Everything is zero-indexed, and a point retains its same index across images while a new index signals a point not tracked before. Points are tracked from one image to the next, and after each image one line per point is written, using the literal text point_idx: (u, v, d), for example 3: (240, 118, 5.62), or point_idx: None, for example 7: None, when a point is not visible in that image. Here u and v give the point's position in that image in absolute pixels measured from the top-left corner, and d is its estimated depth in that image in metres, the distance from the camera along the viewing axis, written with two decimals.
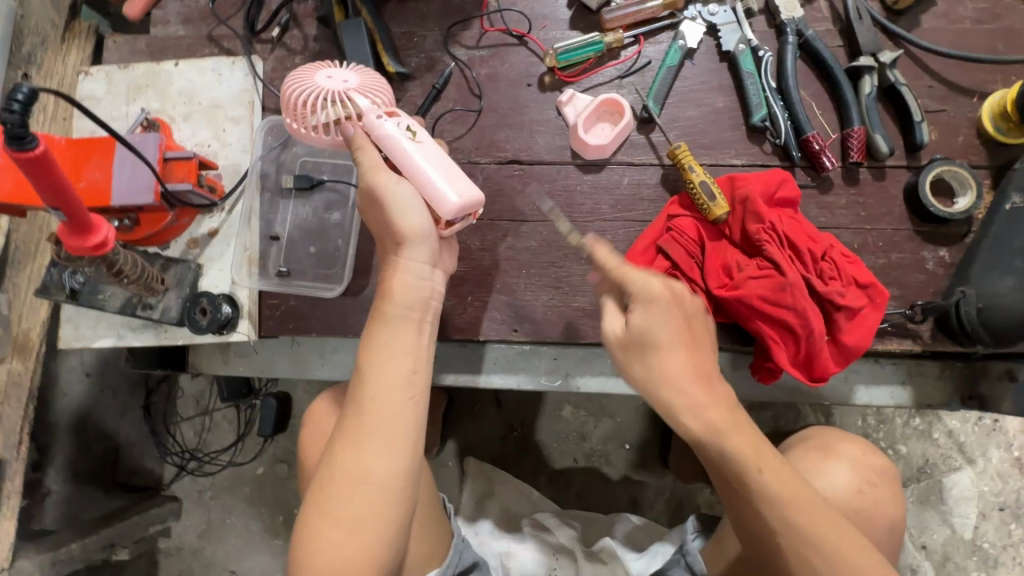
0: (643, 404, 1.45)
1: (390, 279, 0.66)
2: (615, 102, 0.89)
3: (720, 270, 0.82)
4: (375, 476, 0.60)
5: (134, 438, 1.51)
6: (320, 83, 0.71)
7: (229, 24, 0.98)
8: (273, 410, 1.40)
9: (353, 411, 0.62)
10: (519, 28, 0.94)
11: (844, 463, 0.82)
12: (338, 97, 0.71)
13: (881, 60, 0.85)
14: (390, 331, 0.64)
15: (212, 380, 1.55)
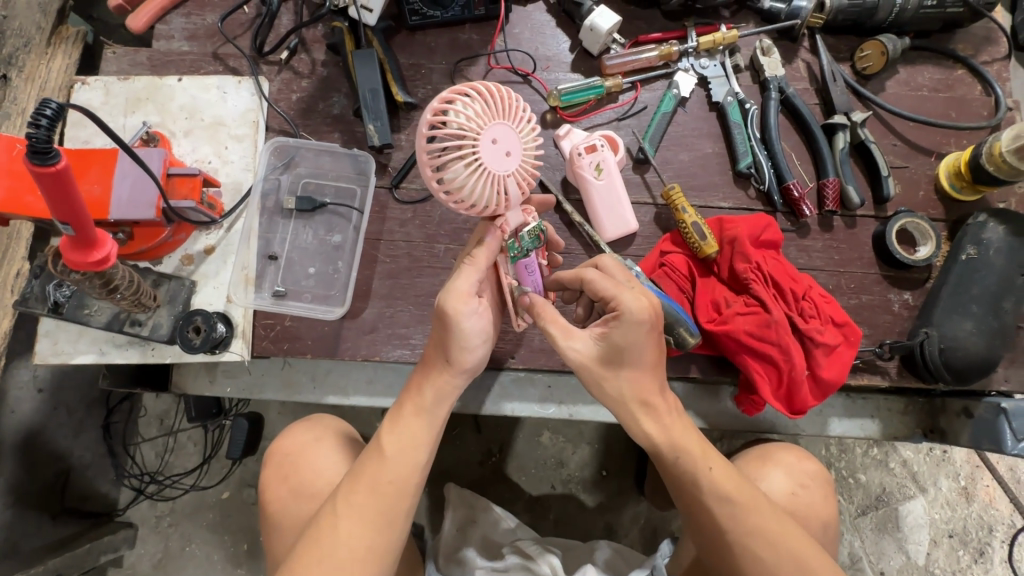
0: (620, 431, 1.48)
1: (427, 379, 0.72)
2: (614, 142, 0.92)
3: (709, 305, 0.87)
4: (383, 541, 0.66)
5: (90, 460, 1.39)
6: (486, 152, 0.62)
7: (235, 44, 0.99)
8: (244, 431, 1.26)
9: (376, 477, 0.67)
10: (524, 67, 0.99)
11: (779, 469, 0.87)
12: (497, 177, 0.63)
13: (854, 119, 0.94)
14: (419, 414, 0.71)
15: (179, 398, 1.49)
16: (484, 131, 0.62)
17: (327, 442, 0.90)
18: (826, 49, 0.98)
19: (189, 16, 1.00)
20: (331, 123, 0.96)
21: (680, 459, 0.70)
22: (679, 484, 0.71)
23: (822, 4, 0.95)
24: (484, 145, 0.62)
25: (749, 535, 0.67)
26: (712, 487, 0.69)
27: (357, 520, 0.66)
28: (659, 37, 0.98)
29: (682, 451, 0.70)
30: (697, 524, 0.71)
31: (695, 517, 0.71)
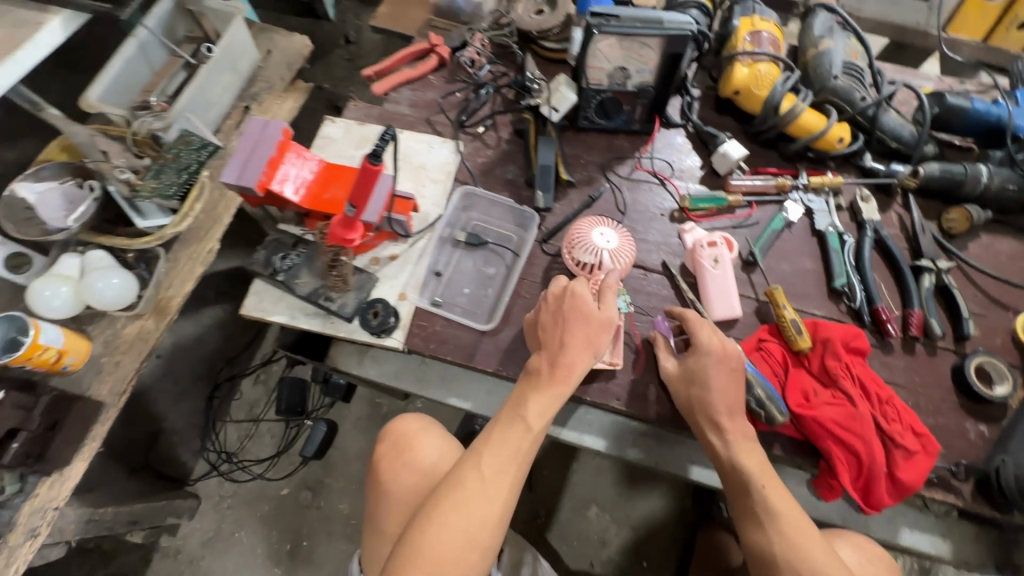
0: (670, 523, 1.51)
1: (561, 354, 0.90)
2: (731, 244, 1.10)
3: (798, 392, 0.99)
4: (500, 490, 0.81)
5: (178, 428, 1.73)
6: (593, 236, 1.09)
7: (445, 116, 1.30)
8: (324, 432, 1.74)
9: (506, 432, 0.85)
10: (662, 173, 1.24)
11: (848, 544, 0.92)
12: (598, 249, 1.08)
13: (938, 266, 1.11)
14: (543, 390, 0.88)
15: (268, 393, 1.88)
16: (593, 229, 1.10)
17: (433, 433, 1.04)
18: (917, 206, 1.18)
19: (415, 91, 1.33)
20: (503, 184, 1.21)
21: (755, 482, 0.84)
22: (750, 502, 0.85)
23: (915, 171, 1.17)
24: (594, 232, 1.09)
25: (813, 557, 0.79)
26: (781, 511, 0.83)
27: (491, 463, 0.82)
28: (775, 171, 1.22)
29: (764, 469, 0.86)
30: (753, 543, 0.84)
31: (753, 538, 0.84)
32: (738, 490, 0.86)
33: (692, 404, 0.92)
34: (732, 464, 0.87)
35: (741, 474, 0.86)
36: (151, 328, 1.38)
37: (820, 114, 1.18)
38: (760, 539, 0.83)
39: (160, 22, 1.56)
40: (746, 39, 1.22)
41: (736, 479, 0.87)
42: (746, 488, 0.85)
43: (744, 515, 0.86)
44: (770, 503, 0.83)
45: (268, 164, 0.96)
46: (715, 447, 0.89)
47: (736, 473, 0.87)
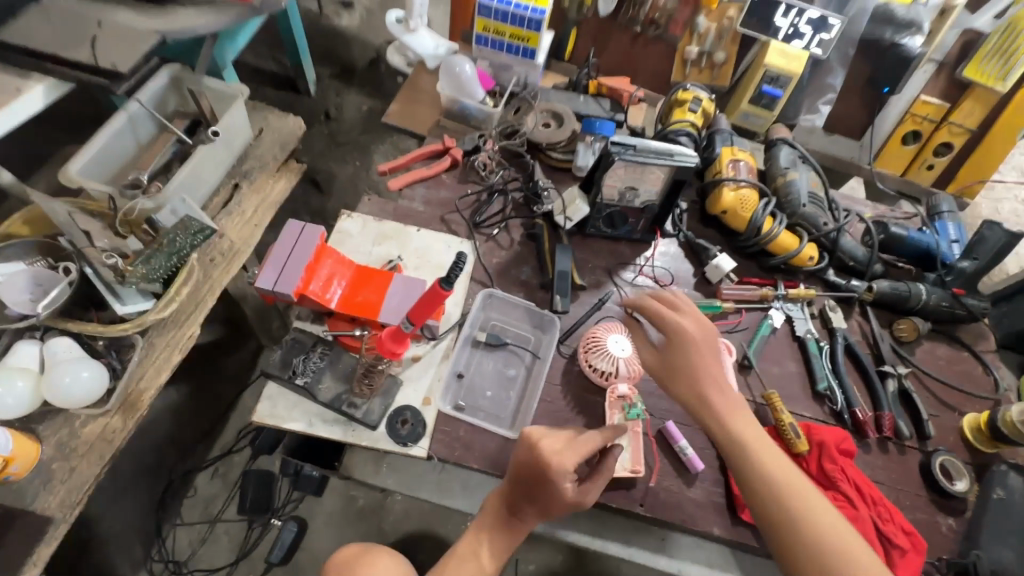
0: None
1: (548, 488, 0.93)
2: (729, 348, 1.23)
3: None
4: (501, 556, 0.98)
5: (116, 532, 1.55)
6: (609, 343, 1.14)
7: (459, 215, 1.35)
8: (294, 533, 1.58)
9: (510, 522, 0.98)
10: (663, 279, 1.35)
11: None
12: (613, 356, 1.12)
13: (899, 371, 1.28)
14: (547, 503, 0.95)
15: (228, 488, 1.71)
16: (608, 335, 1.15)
17: (383, 555, 1.01)
18: (874, 317, 1.37)
19: (429, 189, 1.38)
20: (519, 285, 1.27)
21: (794, 500, 0.86)
22: (770, 509, 0.87)
23: (871, 287, 1.36)
24: (609, 339, 1.14)
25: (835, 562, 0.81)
26: (811, 515, 0.85)
27: (497, 541, 0.98)
28: (758, 281, 1.37)
29: (776, 459, 0.91)
30: (783, 547, 0.85)
31: (789, 550, 0.85)
32: (769, 500, 0.87)
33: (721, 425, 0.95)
34: (761, 467, 0.90)
35: (779, 492, 0.87)
36: (117, 427, 1.24)
37: (793, 235, 1.37)
38: (796, 543, 0.84)
39: (153, 96, 1.51)
40: (728, 166, 1.40)
41: (771, 497, 0.87)
42: (776, 500, 0.87)
43: (773, 523, 0.87)
44: (788, 492, 0.87)
45: (305, 269, 0.98)
46: (746, 456, 0.91)
47: (764, 481, 0.89)
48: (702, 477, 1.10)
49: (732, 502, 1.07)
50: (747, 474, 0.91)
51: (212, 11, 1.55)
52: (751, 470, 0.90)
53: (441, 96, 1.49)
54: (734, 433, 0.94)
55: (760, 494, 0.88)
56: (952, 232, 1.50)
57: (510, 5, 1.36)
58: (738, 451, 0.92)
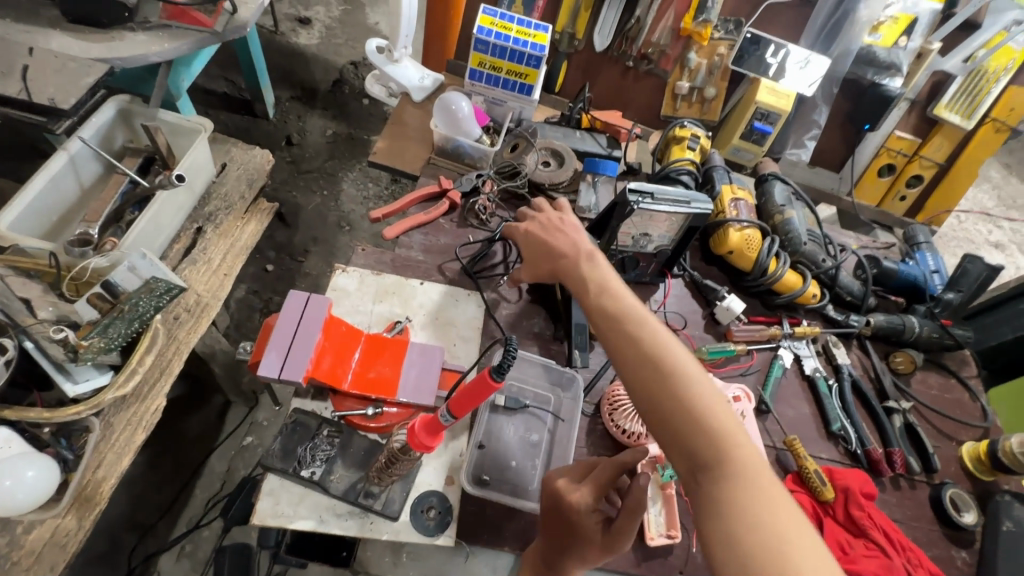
0: None
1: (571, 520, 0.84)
2: (750, 395, 1.22)
3: (836, 544, 1.07)
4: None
5: None
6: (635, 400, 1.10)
7: (462, 263, 1.26)
8: None
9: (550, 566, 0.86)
10: (673, 323, 1.32)
11: None
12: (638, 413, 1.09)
13: (902, 406, 1.31)
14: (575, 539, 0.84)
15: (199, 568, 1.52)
16: None
17: None
18: (873, 351, 1.40)
19: (427, 236, 1.29)
20: (532, 338, 1.19)
21: (708, 405, 0.72)
22: (678, 411, 0.72)
23: (869, 322, 1.39)
24: None
25: (749, 488, 0.66)
26: (730, 437, 0.70)
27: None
28: (765, 320, 1.37)
29: (696, 366, 0.76)
30: (704, 461, 0.69)
31: (700, 457, 0.69)
32: (673, 410, 0.72)
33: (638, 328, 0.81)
34: (682, 375, 0.75)
35: (694, 412, 0.71)
36: (71, 528, 1.05)
37: (796, 273, 1.38)
38: (710, 462, 0.68)
39: (98, 131, 1.30)
40: (730, 206, 1.40)
41: (683, 406, 0.72)
42: (687, 406, 0.72)
43: (674, 430, 0.72)
44: (713, 427, 0.70)
45: (314, 351, 0.89)
46: (653, 356, 0.77)
47: (642, 374, 0.76)
48: None
49: None
50: (635, 363, 0.77)
51: (166, 35, 1.38)
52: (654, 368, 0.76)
53: (434, 133, 1.40)
54: (658, 345, 0.77)
55: (662, 397, 0.73)
56: (931, 262, 1.56)
57: (508, 40, 1.30)
58: (656, 354, 0.77)
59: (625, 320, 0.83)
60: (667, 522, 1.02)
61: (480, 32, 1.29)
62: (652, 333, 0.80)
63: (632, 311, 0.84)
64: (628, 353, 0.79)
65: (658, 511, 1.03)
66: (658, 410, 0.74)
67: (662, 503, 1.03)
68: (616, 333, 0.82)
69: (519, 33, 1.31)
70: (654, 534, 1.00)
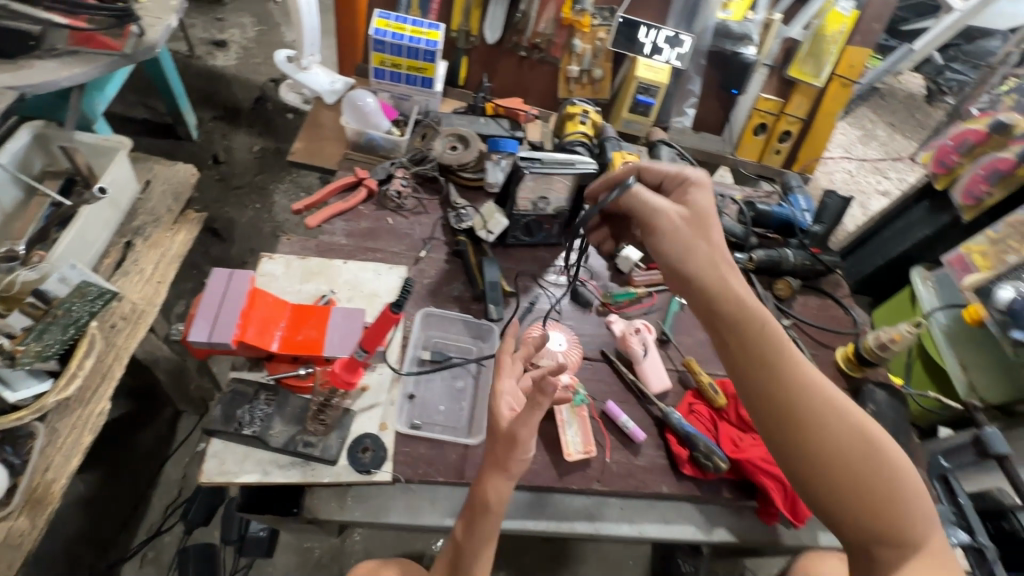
0: None
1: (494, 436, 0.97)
2: (650, 327, 1.37)
3: (729, 440, 1.24)
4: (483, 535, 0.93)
5: None
6: (546, 340, 1.25)
7: (383, 243, 1.38)
8: None
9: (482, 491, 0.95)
10: (581, 275, 1.47)
11: None
12: (549, 350, 1.23)
13: (783, 324, 1.52)
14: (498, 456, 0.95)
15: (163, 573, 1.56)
16: (545, 334, 1.26)
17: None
18: (757, 282, 1.61)
19: (349, 222, 1.39)
20: (453, 301, 1.32)
21: (885, 474, 0.76)
22: (869, 495, 0.75)
23: (751, 257, 1.60)
24: (546, 337, 1.25)
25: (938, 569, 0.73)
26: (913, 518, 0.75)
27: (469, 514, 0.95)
28: None
29: (898, 450, 0.79)
30: (882, 541, 0.74)
31: (885, 537, 0.74)
32: (880, 492, 0.75)
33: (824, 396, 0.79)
34: (861, 452, 0.76)
35: (891, 496, 0.75)
36: (26, 528, 1.09)
37: None
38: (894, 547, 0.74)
39: (15, 156, 1.35)
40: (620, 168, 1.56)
41: (883, 480, 0.75)
42: (891, 492, 0.75)
43: (853, 514, 0.75)
44: (909, 522, 0.74)
45: (240, 318, 0.96)
46: (835, 434, 0.76)
47: (844, 460, 0.75)
48: (645, 445, 1.22)
49: (674, 461, 1.21)
50: (835, 436, 0.76)
51: (75, 61, 1.44)
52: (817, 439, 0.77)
53: (347, 130, 1.51)
54: (848, 420, 0.77)
55: (846, 481, 0.75)
56: (803, 202, 1.79)
57: (403, 39, 1.43)
58: (812, 425, 0.77)
59: (817, 385, 0.80)
60: (582, 439, 1.17)
61: (376, 33, 1.42)
62: (832, 401, 0.79)
63: (799, 373, 0.80)
64: (816, 434, 0.77)
65: (573, 432, 1.18)
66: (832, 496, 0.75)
67: (576, 424, 1.19)
68: (793, 399, 0.79)
69: (413, 32, 1.45)
70: (571, 450, 1.14)
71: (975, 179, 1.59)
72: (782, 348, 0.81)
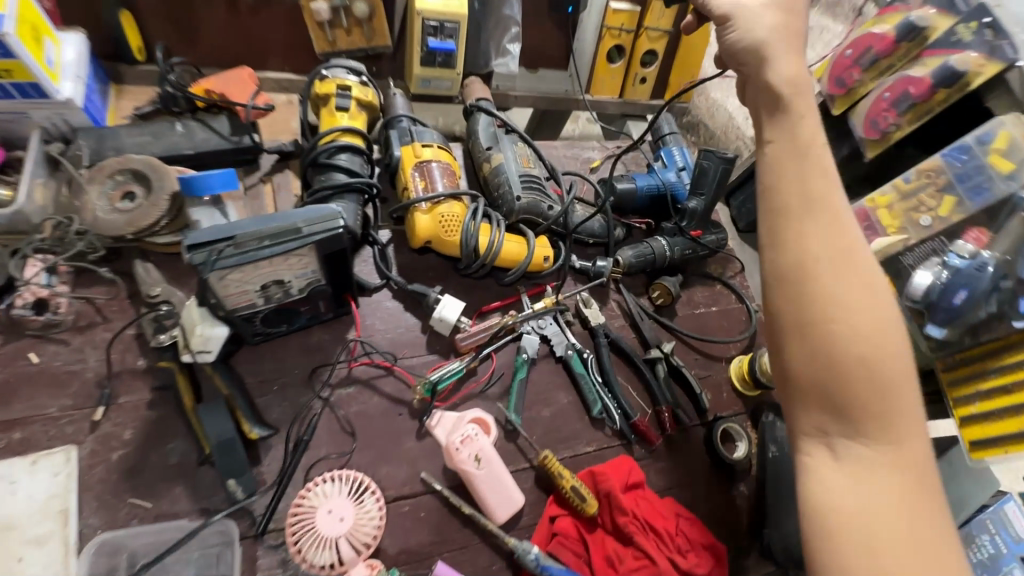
0: None
1: None
2: (487, 425, 0.99)
3: (604, 565, 0.92)
4: None
5: None
6: (318, 517, 0.83)
7: (28, 403, 0.84)
8: None
9: None
10: (383, 359, 1.02)
11: None
12: (324, 539, 0.82)
13: (665, 350, 1.16)
14: None
15: None
16: (319, 505, 0.84)
17: None
18: (628, 290, 1.23)
19: None
20: (168, 477, 0.84)
21: (822, 303, 0.68)
22: (837, 353, 0.66)
23: (616, 261, 1.20)
24: (319, 514, 0.83)
25: (847, 343, 0.66)
26: (871, 509, 0.63)
27: None
28: (499, 305, 1.12)
29: (840, 297, 0.67)
30: (830, 394, 0.67)
31: (819, 335, 0.67)
32: (829, 358, 0.66)
33: (791, 258, 0.70)
34: (857, 378, 0.66)
35: (807, 326, 0.68)
36: None
37: (517, 237, 1.11)
38: (846, 431, 0.67)
39: None
40: (413, 176, 1.05)
41: (855, 358, 0.66)
42: (862, 367, 0.66)
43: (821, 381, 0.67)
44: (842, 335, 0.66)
45: None
46: (842, 317, 0.67)
47: (859, 353, 0.66)
48: None
49: None
50: (787, 257, 0.70)
51: None
52: (791, 278, 0.69)
53: None
54: (817, 318, 0.67)
55: (898, 424, 0.66)
56: (678, 157, 1.33)
57: None
58: (792, 211, 0.71)
59: (862, 248, 0.71)
60: None
61: None
62: (868, 254, 0.71)
63: (797, 177, 0.73)
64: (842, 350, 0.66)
65: None
66: (775, 163, 0.74)
67: None
68: (774, 182, 0.74)
69: None
70: None
71: (878, 106, 1.19)
72: (812, 303, 0.68)
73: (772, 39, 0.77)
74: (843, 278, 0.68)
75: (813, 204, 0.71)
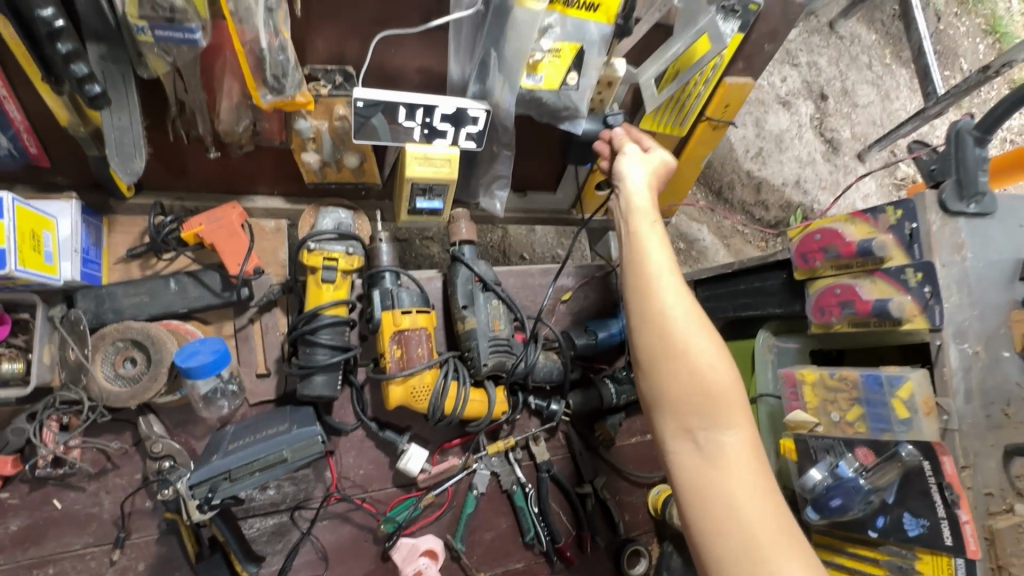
0: None
1: None
2: (436, 551, 1.19)
3: None
4: None
5: None
6: None
7: (59, 540, 1.04)
8: None
9: None
10: (354, 493, 1.21)
11: None
12: None
13: (596, 484, 1.37)
14: None
15: None
16: None
17: None
18: (575, 427, 1.41)
19: None
20: None
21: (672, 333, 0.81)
22: (689, 387, 0.80)
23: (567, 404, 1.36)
24: None
25: (686, 375, 0.80)
26: (736, 490, 0.75)
27: None
28: (459, 442, 1.29)
29: (695, 343, 0.81)
30: (695, 421, 0.79)
31: (658, 367, 0.82)
32: (687, 384, 0.80)
33: (648, 302, 0.83)
34: (701, 396, 0.79)
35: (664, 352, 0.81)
36: None
37: (480, 391, 1.25)
38: (707, 429, 0.79)
39: None
40: (393, 343, 1.14)
41: (706, 394, 0.79)
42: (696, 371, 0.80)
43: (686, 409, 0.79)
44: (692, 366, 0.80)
45: None
46: (684, 350, 0.81)
47: (700, 374, 0.80)
48: None
49: None
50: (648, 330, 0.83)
51: None
52: (648, 327, 0.83)
53: None
54: (669, 346, 0.81)
55: (735, 414, 0.80)
56: None
57: None
58: (650, 276, 0.85)
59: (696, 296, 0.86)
60: None
61: None
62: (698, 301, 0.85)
63: (641, 250, 0.87)
64: (687, 389, 0.80)
65: None
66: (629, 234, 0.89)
67: None
68: (633, 253, 0.88)
69: None
70: None
71: (827, 299, 1.12)
72: (658, 329, 0.82)
73: (638, 172, 0.95)
74: (685, 310, 0.83)
75: (648, 272, 0.85)
